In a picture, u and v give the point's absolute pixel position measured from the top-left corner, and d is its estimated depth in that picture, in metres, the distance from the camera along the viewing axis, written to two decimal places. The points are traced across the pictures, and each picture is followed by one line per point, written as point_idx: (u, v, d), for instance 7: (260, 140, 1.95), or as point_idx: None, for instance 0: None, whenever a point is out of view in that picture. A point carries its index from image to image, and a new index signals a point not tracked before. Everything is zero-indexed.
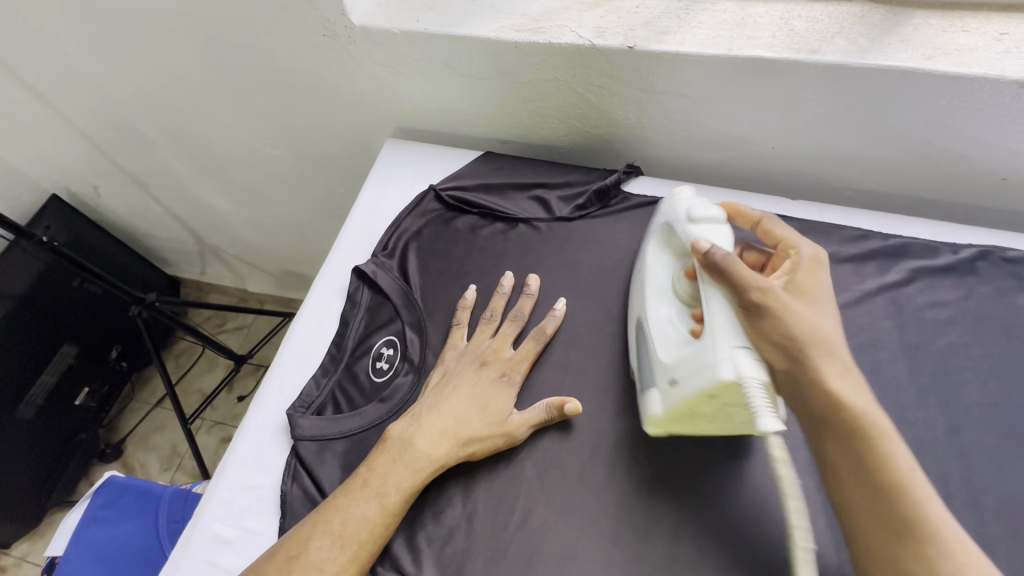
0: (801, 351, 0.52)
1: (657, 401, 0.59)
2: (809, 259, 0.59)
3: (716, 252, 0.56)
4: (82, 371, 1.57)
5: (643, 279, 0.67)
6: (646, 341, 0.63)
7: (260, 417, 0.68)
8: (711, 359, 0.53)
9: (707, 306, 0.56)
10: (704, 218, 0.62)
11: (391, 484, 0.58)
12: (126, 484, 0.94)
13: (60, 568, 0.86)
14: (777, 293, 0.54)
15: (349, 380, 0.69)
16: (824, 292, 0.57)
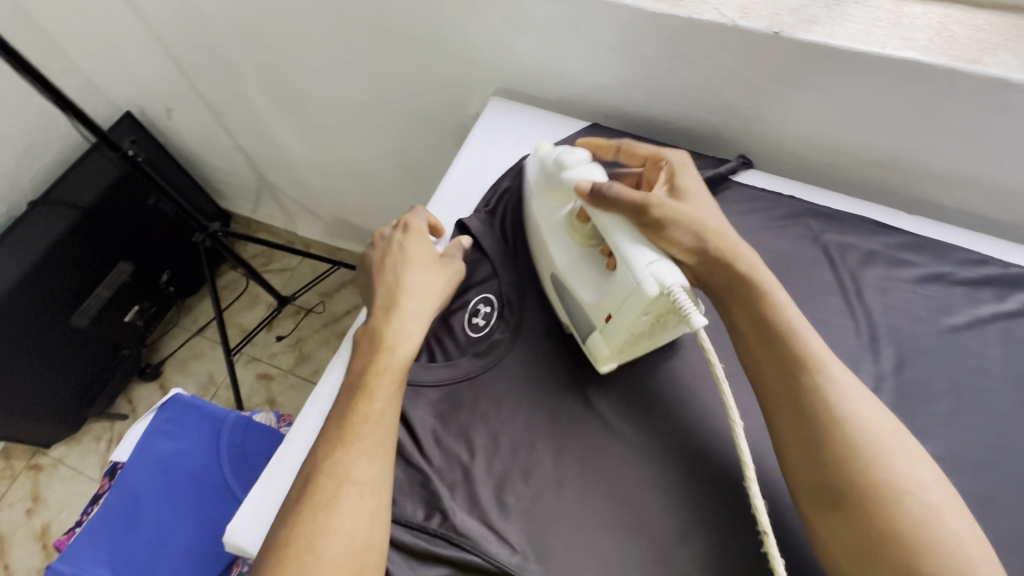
0: (696, 245, 0.61)
1: (600, 341, 0.62)
2: (678, 164, 0.67)
3: (600, 186, 0.62)
4: (135, 289, 1.59)
5: (540, 231, 0.70)
6: (563, 286, 0.66)
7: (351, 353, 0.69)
8: (634, 281, 0.56)
9: (610, 236, 0.60)
10: (571, 165, 0.67)
11: (376, 380, 0.61)
12: (190, 403, 0.95)
13: (125, 474, 0.89)
14: (659, 200, 0.61)
15: (445, 332, 0.70)
16: (699, 186, 0.66)
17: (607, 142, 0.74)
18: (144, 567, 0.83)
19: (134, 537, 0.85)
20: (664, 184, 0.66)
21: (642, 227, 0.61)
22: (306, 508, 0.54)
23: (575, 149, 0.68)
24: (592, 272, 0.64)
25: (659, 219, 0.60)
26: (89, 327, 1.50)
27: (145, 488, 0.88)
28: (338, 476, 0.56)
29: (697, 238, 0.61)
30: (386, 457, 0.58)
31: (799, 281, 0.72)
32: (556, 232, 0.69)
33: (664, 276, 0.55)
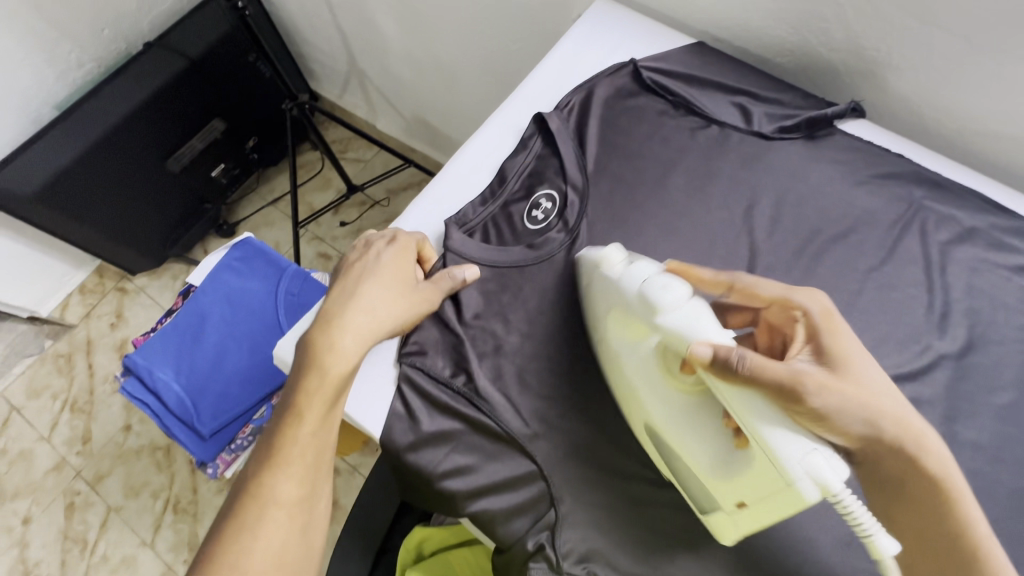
0: (864, 434, 0.49)
1: (727, 520, 0.52)
2: (821, 319, 0.54)
3: (726, 355, 0.49)
4: (223, 147, 1.69)
5: (629, 379, 0.57)
6: (669, 450, 0.55)
7: (413, 219, 0.72)
8: (784, 480, 0.46)
9: (744, 419, 0.48)
10: (666, 305, 0.54)
11: (312, 400, 0.57)
12: (259, 249, 1.03)
13: (196, 295, 0.99)
14: (812, 380, 0.49)
15: (504, 218, 0.71)
16: (850, 348, 0.53)
17: (717, 282, 0.57)
18: (201, 377, 0.94)
19: (196, 350, 0.95)
20: (804, 344, 0.54)
21: (792, 413, 0.48)
22: (225, 528, 0.54)
23: (671, 279, 0.55)
24: (707, 444, 0.52)
25: (817, 409, 0.48)
26: (179, 175, 1.62)
27: (210, 312, 0.98)
28: (262, 496, 0.54)
29: (867, 425, 0.49)
30: (314, 477, 0.57)
31: (879, 243, 0.67)
32: (652, 378, 0.55)
33: (827, 476, 0.45)
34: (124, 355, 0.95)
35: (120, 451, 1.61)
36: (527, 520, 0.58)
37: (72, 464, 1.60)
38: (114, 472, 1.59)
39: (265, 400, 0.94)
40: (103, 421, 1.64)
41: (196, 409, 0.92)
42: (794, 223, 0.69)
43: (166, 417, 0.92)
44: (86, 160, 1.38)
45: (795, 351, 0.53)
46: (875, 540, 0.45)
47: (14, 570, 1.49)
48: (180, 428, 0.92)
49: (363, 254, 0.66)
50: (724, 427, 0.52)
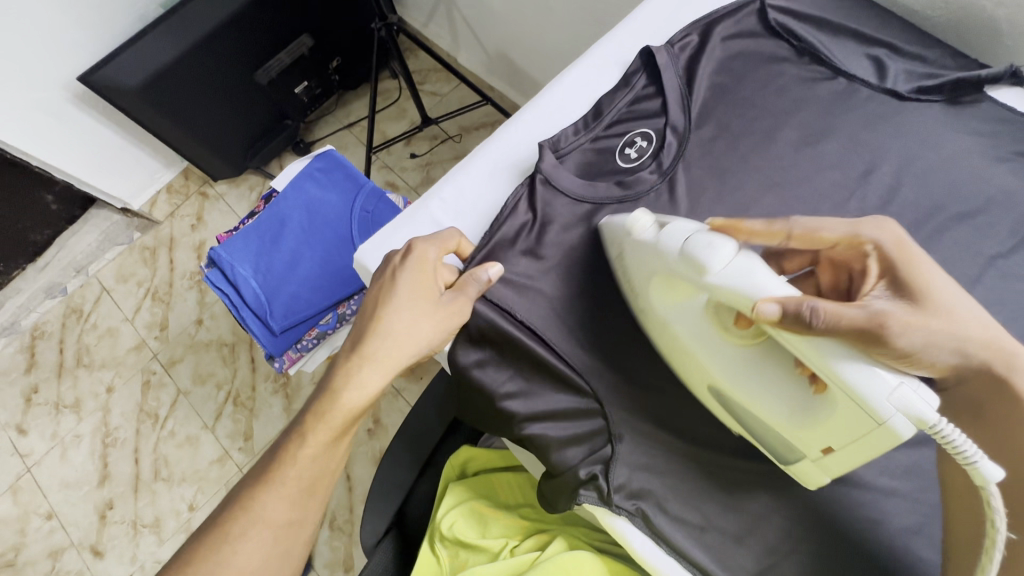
0: (955, 362, 0.48)
1: (811, 467, 0.51)
2: (893, 251, 0.51)
3: (796, 309, 0.43)
4: (308, 64, 1.70)
5: (687, 340, 0.55)
6: (739, 407, 0.54)
7: (502, 142, 0.69)
8: (873, 419, 0.42)
9: (816, 365, 0.44)
10: (716, 264, 0.48)
11: (320, 431, 0.57)
12: (340, 163, 1.06)
13: (278, 201, 1.03)
14: (895, 318, 0.45)
15: (596, 154, 0.68)
16: (926, 273, 0.50)
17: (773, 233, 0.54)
18: (277, 277, 0.99)
19: (275, 252, 1.00)
20: (878, 278, 0.51)
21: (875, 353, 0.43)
22: (210, 537, 0.54)
23: (716, 237, 0.48)
24: (784, 396, 0.49)
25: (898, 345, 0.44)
26: (264, 87, 1.65)
27: (290, 217, 1.03)
28: (249, 513, 0.55)
29: (955, 353, 0.48)
30: (303, 506, 0.57)
31: (1012, 228, 0.60)
32: (707, 335, 0.53)
33: (921, 407, 0.40)
34: (210, 247, 1.01)
35: (191, 341, 1.74)
36: (581, 450, 0.59)
37: (151, 347, 1.75)
38: (185, 359, 1.73)
39: (331, 308, 0.99)
40: (179, 313, 1.78)
41: (269, 306, 0.97)
42: (917, 194, 0.62)
43: (242, 309, 0.98)
44: (185, 60, 1.43)
45: (869, 292, 0.50)
46: (980, 466, 0.40)
47: (97, 431, 1.68)
48: (254, 322, 0.98)
49: (381, 277, 0.60)
50: (799, 374, 0.49)
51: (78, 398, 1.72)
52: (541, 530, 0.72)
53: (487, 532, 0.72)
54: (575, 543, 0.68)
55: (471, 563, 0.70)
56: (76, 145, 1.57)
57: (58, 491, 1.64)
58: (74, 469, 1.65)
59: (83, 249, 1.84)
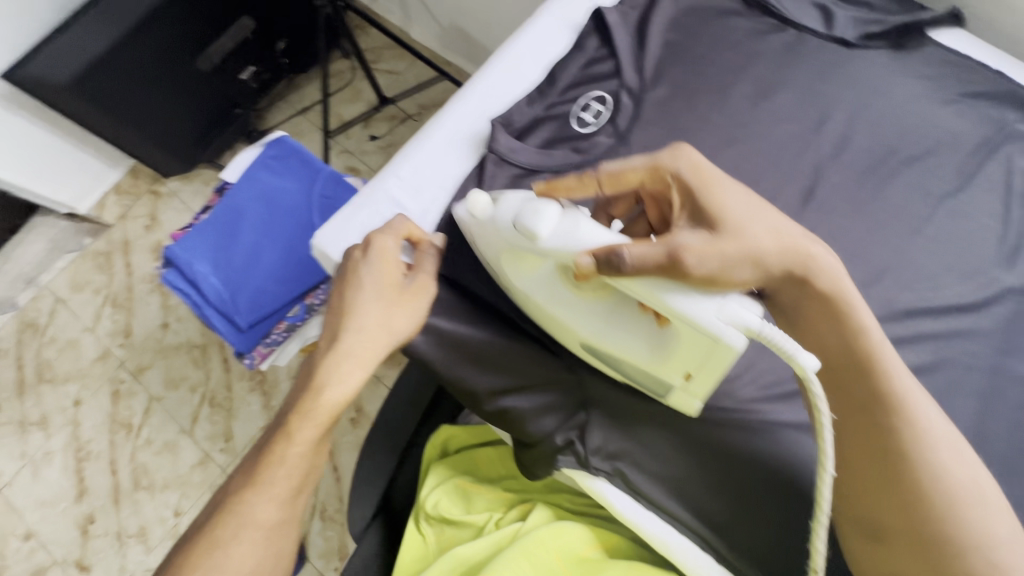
0: (756, 276, 0.49)
1: (684, 394, 0.52)
2: (689, 176, 0.51)
3: (608, 260, 0.46)
4: (253, 48, 1.62)
5: (542, 304, 0.55)
6: (604, 353, 0.55)
7: (456, 114, 0.67)
8: (708, 340, 0.44)
9: (649, 300, 0.46)
10: (540, 229, 0.49)
11: (301, 429, 0.55)
12: (294, 148, 1.02)
13: (231, 193, 0.99)
14: (700, 244, 0.47)
15: (552, 120, 0.67)
16: (722, 191, 0.50)
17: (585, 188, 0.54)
18: (238, 271, 0.96)
19: (234, 246, 0.97)
20: (682, 208, 0.52)
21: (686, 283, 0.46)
22: (198, 544, 0.53)
23: (538, 203, 0.49)
24: (637, 338, 0.51)
25: (701, 268, 0.45)
26: (207, 75, 1.57)
27: (246, 209, 0.99)
28: (241, 515, 0.53)
29: (757, 267, 0.49)
30: (292, 500, 0.56)
31: (958, 168, 0.62)
32: (557, 294, 0.54)
33: (744, 317, 0.43)
34: (164, 246, 0.96)
35: (159, 346, 1.69)
36: (557, 418, 0.60)
37: (117, 355, 1.69)
38: (155, 365, 1.68)
39: (299, 299, 0.96)
40: (143, 318, 1.72)
41: (234, 302, 0.94)
42: (868, 141, 0.64)
43: (204, 307, 0.95)
44: (118, 50, 1.34)
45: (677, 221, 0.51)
46: (799, 360, 0.43)
47: (69, 445, 1.63)
48: (219, 319, 0.95)
49: (345, 268, 0.58)
50: (644, 313, 0.51)
51: (44, 414, 1.66)
52: (523, 500, 0.74)
53: (471, 507, 0.73)
54: (558, 511, 0.70)
55: (458, 538, 0.71)
56: (9, 149, 1.47)
57: (34, 510, 1.59)
58: (49, 486, 1.60)
59: (32, 260, 1.75)
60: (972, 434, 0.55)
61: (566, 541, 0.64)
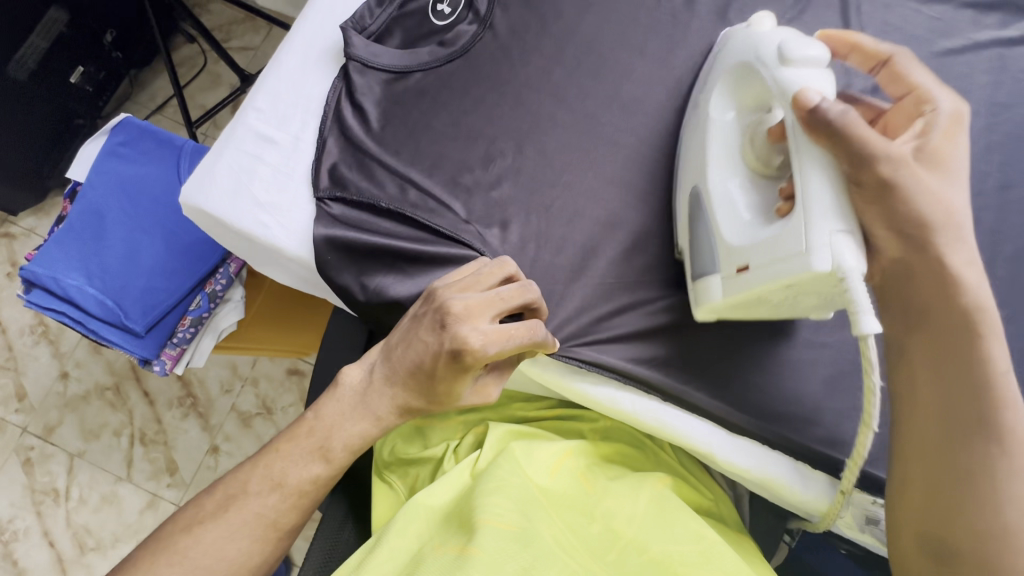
0: (904, 246, 0.46)
1: (717, 283, 0.52)
2: (950, 116, 0.47)
3: (829, 106, 0.44)
4: (75, 44, 1.39)
5: (708, 140, 0.55)
6: (700, 213, 0.54)
7: (306, 31, 0.63)
8: (801, 245, 0.44)
9: (800, 173, 0.45)
10: (799, 59, 0.47)
11: (341, 455, 0.54)
12: (146, 129, 0.92)
13: (84, 192, 0.88)
14: (898, 163, 0.45)
15: (408, 19, 0.63)
16: (959, 163, 0.47)
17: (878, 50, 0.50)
18: (118, 275, 0.85)
19: (103, 247, 0.86)
20: (914, 134, 0.48)
21: (857, 191, 0.45)
22: (215, 534, 0.52)
23: (812, 37, 0.47)
24: (750, 211, 0.51)
25: (886, 178, 0.44)
26: (30, 85, 1.33)
27: (107, 206, 0.88)
28: (269, 519, 0.53)
29: (915, 223, 0.46)
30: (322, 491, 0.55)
31: None
32: (728, 147, 0.54)
33: (844, 254, 0.43)
34: (19, 267, 0.85)
35: (64, 400, 1.47)
36: None
37: (15, 423, 1.47)
38: (65, 420, 1.46)
39: (198, 289, 0.87)
40: (33, 375, 1.49)
41: (119, 307, 0.84)
42: None
43: (90, 322, 0.84)
44: None
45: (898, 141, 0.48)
46: (861, 317, 0.42)
47: None
48: (111, 332, 0.84)
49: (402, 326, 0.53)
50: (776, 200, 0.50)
51: None
52: (480, 421, 0.69)
53: (430, 442, 0.70)
54: (513, 429, 0.65)
55: (422, 476, 0.68)
56: None
57: None
58: None
59: None
60: None
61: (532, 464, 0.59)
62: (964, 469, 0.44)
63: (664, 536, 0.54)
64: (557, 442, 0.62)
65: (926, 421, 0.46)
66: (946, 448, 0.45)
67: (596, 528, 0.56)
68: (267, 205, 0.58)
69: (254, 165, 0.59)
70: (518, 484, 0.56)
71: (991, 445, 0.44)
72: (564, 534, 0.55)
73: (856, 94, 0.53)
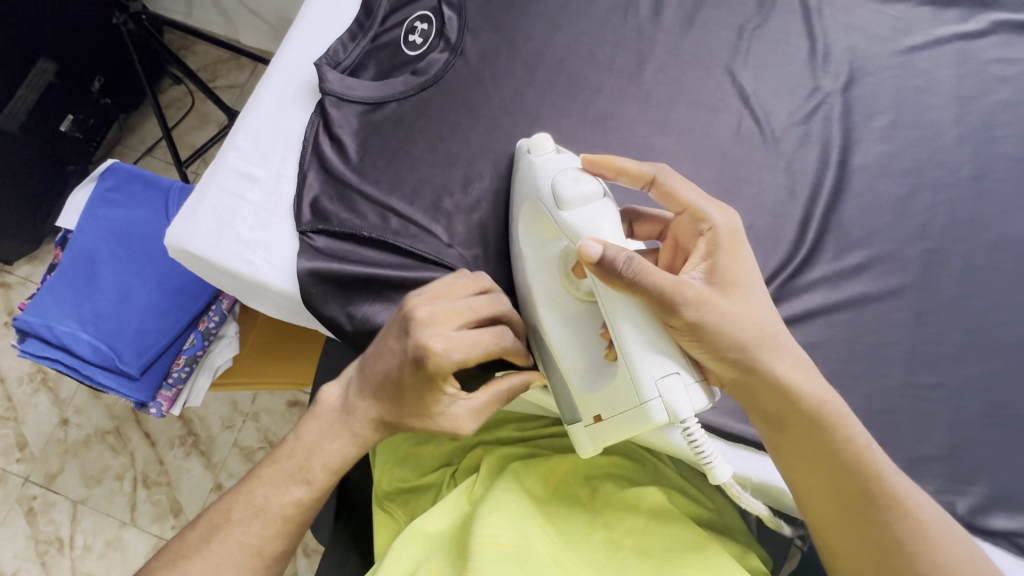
0: (743, 364, 0.47)
1: (583, 434, 0.52)
2: (727, 234, 0.48)
3: (615, 257, 0.44)
4: (64, 93, 1.42)
5: (535, 282, 0.54)
6: (549, 356, 0.54)
7: (281, 68, 0.64)
8: (636, 396, 0.45)
9: (615, 327, 0.46)
10: (573, 201, 0.49)
11: (322, 475, 0.53)
12: (134, 173, 0.93)
13: (74, 238, 0.89)
14: (697, 296, 0.45)
15: (381, 51, 0.64)
16: (750, 276, 0.48)
17: (638, 175, 0.51)
18: (111, 318, 0.86)
19: (95, 292, 0.87)
20: (704, 256, 0.48)
21: (667, 326, 0.46)
22: (201, 568, 0.51)
23: (583, 174, 0.49)
24: (590, 354, 0.51)
25: (692, 320, 0.45)
26: (21, 136, 1.35)
27: (98, 250, 0.89)
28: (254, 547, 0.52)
29: (735, 351, 0.46)
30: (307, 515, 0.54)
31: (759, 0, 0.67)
32: (557, 293, 0.53)
33: (679, 403, 0.44)
34: (13, 317, 0.85)
35: (64, 446, 1.46)
36: None
37: (16, 473, 1.46)
38: (66, 467, 1.45)
39: (191, 328, 0.88)
40: (34, 423, 1.48)
41: (114, 351, 0.84)
42: None
43: (85, 368, 0.84)
44: None
45: (690, 266, 0.49)
46: (710, 471, 0.45)
47: None
48: (106, 376, 0.85)
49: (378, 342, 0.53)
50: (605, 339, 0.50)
51: None
52: (475, 445, 0.69)
53: (427, 469, 0.69)
54: (508, 453, 0.65)
55: (422, 504, 0.67)
56: None
57: None
58: None
59: None
60: (834, 229, 0.61)
61: (530, 484, 0.59)
62: (867, 548, 0.47)
63: (666, 546, 0.54)
64: (553, 457, 0.62)
65: (817, 494, 0.49)
66: (837, 526, 0.48)
67: (598, 541, 0.56)
68: (251, 241, 0.59)
69: (236, 203, 0.59)
70: (514, 501, 0.56)
71: (892, 512, 0.47)
72: (564, 548, 0.54)
73: (640, 209, 0.56)
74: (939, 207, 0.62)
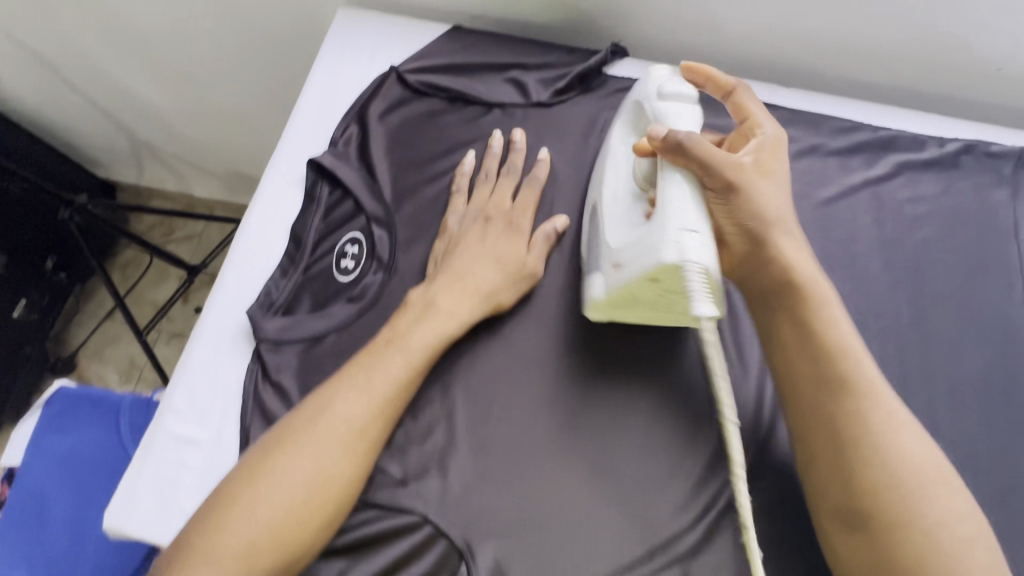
0: (769, 231, 0.55)
1: (598, 286, 0.57)
2: (774, 140, 0.59)
3: (678, 133, 0.54)
4: (15, 280, 1.39)
5: (610, 166, 0.63)
6: (598, 223, 0.60)
7: (214, 318, 0.63)
8: (662, 241, 0.50)
9: (666, 185, 0.53)
10: (673, 95, 0.59)
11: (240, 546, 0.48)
12: (81, 393, 0.90)
13: (20, 476, 0.84)
14: (743, 172, 0.54)
15: (314, 281, 0.65)
16: (779, 168, 0.59)
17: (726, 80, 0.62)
18: (63, 563, 0.80)
19: (44, 535, 0.81)
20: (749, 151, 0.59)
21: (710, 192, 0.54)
22: None
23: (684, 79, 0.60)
24: (632, 214, 0.57)
25: (731, 181, 0.54)
26: None
27: (46, 486, 0.84)
28: None
29: (756, 220, 0.55)
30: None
31: None
32: (621, 170, 0.62)
33: (700, 253, 0.49)
34: None
35: None
36: None
37: None
38: None
39: None
40: None
41: None
42: None
43: None
44: None
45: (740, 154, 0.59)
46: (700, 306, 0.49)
47: None
48: None
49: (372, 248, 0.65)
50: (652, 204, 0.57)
51: None
52: None
53: None
54: None
55: None
56: None
57: None
58: None
59: None
60: None
61: None
62: (873, 473, 0.47)
63: None
64: None
65: (821, 426, 0.50)
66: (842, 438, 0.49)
67: None
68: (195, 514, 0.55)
69: (178, 474, 0.56)
70: None
71: (892, 454, 0.48)
72: None
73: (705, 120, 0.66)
74: (890, 360, 0.61)
